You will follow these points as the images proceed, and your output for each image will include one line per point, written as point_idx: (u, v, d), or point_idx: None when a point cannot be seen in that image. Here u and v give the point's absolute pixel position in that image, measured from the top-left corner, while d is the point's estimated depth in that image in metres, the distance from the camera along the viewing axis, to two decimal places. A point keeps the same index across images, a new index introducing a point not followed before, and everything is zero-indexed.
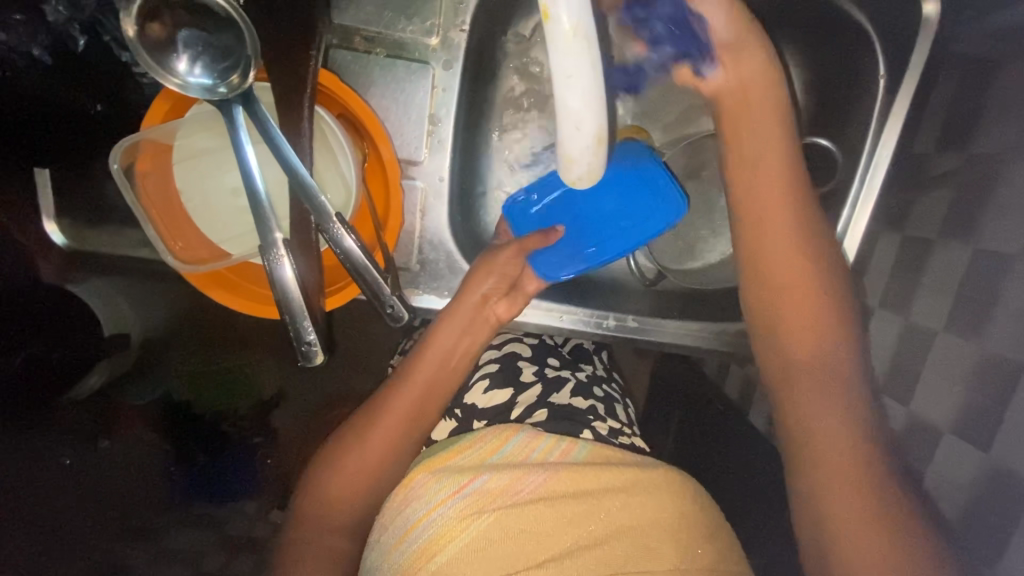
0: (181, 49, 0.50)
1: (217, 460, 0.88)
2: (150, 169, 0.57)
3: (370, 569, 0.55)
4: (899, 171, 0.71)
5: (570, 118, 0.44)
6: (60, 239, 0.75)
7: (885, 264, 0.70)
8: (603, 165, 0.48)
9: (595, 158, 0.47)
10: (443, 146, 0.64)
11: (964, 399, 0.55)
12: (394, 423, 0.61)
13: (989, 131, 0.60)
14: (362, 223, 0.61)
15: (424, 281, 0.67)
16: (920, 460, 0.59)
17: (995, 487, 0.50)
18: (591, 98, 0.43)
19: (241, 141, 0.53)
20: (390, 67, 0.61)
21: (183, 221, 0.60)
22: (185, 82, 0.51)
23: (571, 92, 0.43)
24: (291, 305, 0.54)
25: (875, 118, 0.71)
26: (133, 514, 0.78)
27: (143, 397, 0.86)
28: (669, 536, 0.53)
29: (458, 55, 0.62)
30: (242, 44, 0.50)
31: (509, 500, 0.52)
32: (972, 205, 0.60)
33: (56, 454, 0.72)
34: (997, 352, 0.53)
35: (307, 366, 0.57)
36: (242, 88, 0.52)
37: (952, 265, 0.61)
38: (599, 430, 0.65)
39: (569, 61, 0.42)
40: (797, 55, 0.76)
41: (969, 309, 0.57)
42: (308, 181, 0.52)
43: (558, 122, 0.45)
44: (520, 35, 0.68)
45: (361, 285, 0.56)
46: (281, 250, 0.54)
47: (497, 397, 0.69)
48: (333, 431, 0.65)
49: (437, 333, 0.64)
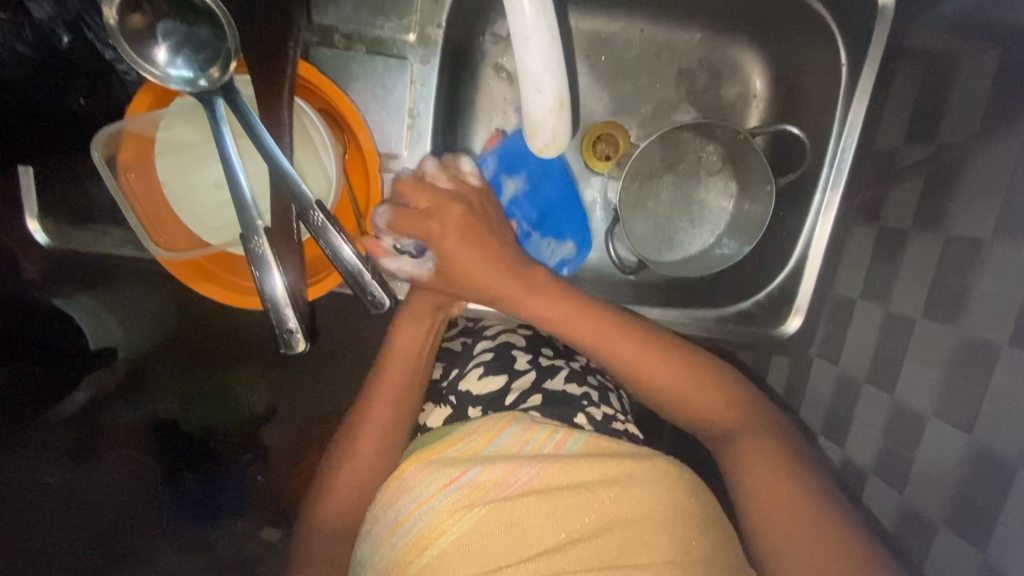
0: (161, 40, 0.52)
1: (206, 481, 0.87)
2: (133, 161, 0.59)
3: (362, 558, 0.55)
4: (867, 162, 0.73)
5: (533, 80, 0.55)
6: (43, 239, 0.74)
7: (863, 256, 0.72)
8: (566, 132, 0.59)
9: (556, 121, 0.58)
10: (422, 140, 0.65)
11: (944, 383, 0.56)
12: (376, 427, 0.62)
13: (952, 123, 0.63)
14: (343, 214, 0.62)
15: (407, 274, 0.69)
16: (907, 446, 0.59)
17: (980, 469, 0.51)
18: (549, 63, 0.54)
19: (221, 132, 0.55)
20: (369, 63, 0.63)
21: (166, 215, 0.61)
22: (165, 74, 0.53)
23: (531, 56, 0.54)
24: (273, 296, 0.55)
25: (841, 97, 0.72)
26: (114, 539, 0.79)
27: (131, 416, 0.84)
28: (663, 527, 0.51)
29: (436, 51, 0.63)
30: (219, 37, 0.53)
31: (503, 493, 0.51)
32: (942, 196, 0.62)
33: (40, 474, 0.74)
34: (974, 333, 0.54)
35: (289, 354, 0.58)
36: (221, 81, 0.54)
37: (925, 254, 0.63)
38: (594, 415, 0.65)
39: (528, 25, 0.52)
40: (763, 51, 0.79)
41: (944, 294, 0.59)
42: (289, 171, 0.54)
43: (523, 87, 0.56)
44: (497, 35, 0.70)
45: (344, 274, 0.56)
46: (262, 244, 0.55)
47: (493, 383, 0.68)
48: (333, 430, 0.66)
49: (396, 336, 0.65)
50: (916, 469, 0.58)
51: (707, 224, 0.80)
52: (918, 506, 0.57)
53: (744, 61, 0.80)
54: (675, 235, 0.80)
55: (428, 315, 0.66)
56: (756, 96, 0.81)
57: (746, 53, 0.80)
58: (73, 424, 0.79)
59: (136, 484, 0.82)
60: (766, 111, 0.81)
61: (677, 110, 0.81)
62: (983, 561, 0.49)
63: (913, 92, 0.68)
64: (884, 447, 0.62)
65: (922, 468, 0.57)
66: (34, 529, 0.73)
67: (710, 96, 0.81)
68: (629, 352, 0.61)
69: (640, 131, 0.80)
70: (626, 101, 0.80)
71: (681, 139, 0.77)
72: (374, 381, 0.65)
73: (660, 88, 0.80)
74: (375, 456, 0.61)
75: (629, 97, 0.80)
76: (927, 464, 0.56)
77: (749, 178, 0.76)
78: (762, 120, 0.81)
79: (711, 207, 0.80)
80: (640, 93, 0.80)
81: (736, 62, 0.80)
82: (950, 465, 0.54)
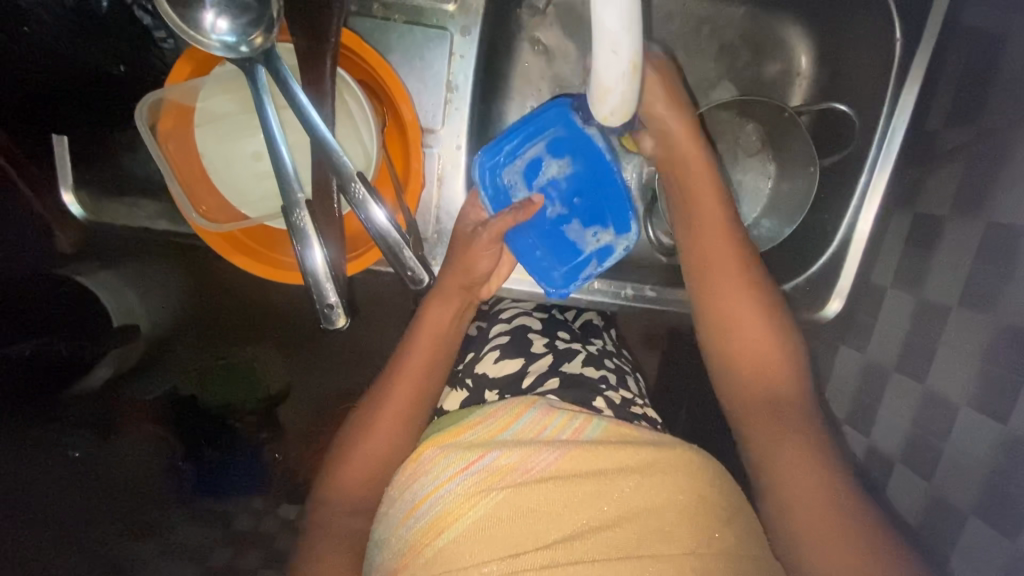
0: (208, 4, 0.51)
1: (224, 455, 0.87)
2: (172, 130, 0.58)
3: (379, 541, 0.55)
4: (911, 146, 0.71)
5: (608, 41, 0.46)
6: (77, 210, 0.73)
7: (897, 243, 0.70)
8: (636, 97, 0.51)
9: (628, 86, 0.49)
10: (461, 114, 0.64)
11: (980, 371, 0.55)
12: (399, 408, 0.61)
13: (999, 104, 0.60)
14: (383, 186, 0.61)
15: (442, 251, 0.69)
16: (937, 434, 0.58)
17: (1011, 459, 0.50)
18: (628, 21, 0.45)
19: (262, 101, 0.54)
20: (408, 33, 0.62)
21: (204, 186, 0.60)
22: (207, 39, 0.52)
23: (608, 11, 0.45)
24: (314, 270, 0.55)
25: (895, 73, 0.70)
26: (137, 513, 0.75)
27: (153, 389, 0.86)
28: (686, 518, 0.50)
29: (477, 21, 0.62)
30: (262, 3, 0.51)
31: (520, 477, 0.50)
32: (984, 180, 0.60)
33: (64, 445, 0.73)
34: (1012, 321, 0.53)
35: (329, 331, 0.57)
36: (264, 48, 0.53)
37: (964, 239, 0.61)
38: (612, 400, 0.65)
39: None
40: (808, 30, 0.77)
41: (983, 280, 0.57)
42: (331, 143, 0.53)
43: (596, 47, 0.47)
44: (534, 7, 0.68)
45: (383, 249, 0.55)
46: (305, 218, 0.55)
47: (509, 366, 0.68)
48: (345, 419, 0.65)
49: (426, 311, 0.65)
50: (945, 460, 0.56)
51: (745, 206, 0.79)
52: (946, 495, 0.56)
53: (788, 38, 0.78)
54: None
55: (457, 293, 0.65)
56: (800, 75, 0.79)
57: (792, 28, 0.77)
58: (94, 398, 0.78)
59: (156, 458, 0.81)
60: (809, 90, 0.79)
61: (716, 90, 0.79)
62: (1010, 552, 0.48)
63: (961, 72, 0.65)
64: (912, 436, 0.61)
65: (951, 457, 0.56)
66: (40, 503, 0.69)
67: (751, 74, 0.79)
68: (744, 304, 0.62)
69: None
70: None
71: (720, 118, 0.75)
72: (394, 367, 0.64)
73: (700, 66, 0.78)
74: (399, 437, 0.61)
75: (668, 75, 0.78)
76: (957, 454, 0.55)
77: (789, 158, 0.74)
78: (805, 98, 0.79)
79: (748, 187, 0.78)
80: (678, 69, 0.78)
81: (779, 40, 0.78)
82: (981, 455, 0.53)
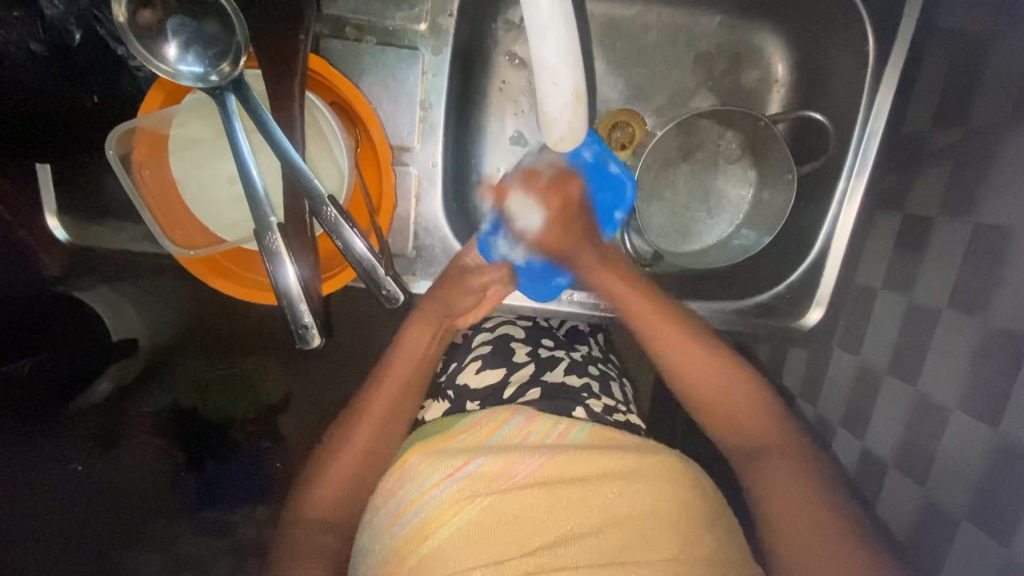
0: (171, 37, 0.53)
1: (224, 466, 0.85)
2: (147, 159, 0.60)
3: (363, 551, 0.53)
4: (891, 149, 0.71)
5: (549, 73, 0.55)
6: (61, 234, 0.76)
7: (886, 244, 0.70)
8: (583, 123, 0.58)
9: (573, 114, 0.58)
10: (435, 132, 0.66)
11: (972, 376, 0.54)
12: (371, 427, 0.61)
13: (986, 104, 0.60)
14: (356, 209, 0.63)
15: (420, 268, 0.70)
16: (930, 439, 0.57)
17: (1005, 464, 0.49)
18: (565, 56, 0.55)
19: (234, 128, 0.56)
20: (381, 55, 0.63)
21: (181, 212, 0.62)
22: (176, 70, 0.53)
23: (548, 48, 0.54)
24: (288, 291, 0.56)
25: (867, 83, 0.71)
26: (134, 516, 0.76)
27: (155, 405, 0.84)
28: (666, 525, 0.49)
29: (447, 41, 0.64)
30: (229, 32, 0.53)
31: (506, 484, 0.49)
32: (972, 180, 0.60)
33: (68, 462, 0.73)
34: (1001, 325, 0.52)
35: (305, 350, 0.59)
36: (232, 76, 0.54)
37: (952, 242, 0.61)
38: (593, 407, 0.63)
39: (546, 18, 0.53)
40: (783, 36, 0.77)
41: (972, 283, 0.57)
42: (300, 166, 0.54)
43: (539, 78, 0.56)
44: (509, 22, 0.70)
45: (356, 269, 0.57)
46: (277, 242, 0.56)
47: (490, 376, 0.67)
48: (325, 432, 0.65)
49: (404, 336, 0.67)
50: (937, 463, 0.56)
51: (725, 215, 0.80)
52: (938, 499, 0.55)
53: (766, 46, 0.78)
54: (693, 226, 0.80)
55: (435, 317, 0.67)
56: (777, 82, 0.79)
57: (768, 36, 0.78)
58: (95, 413, 0.78)
59: (163, 470, 0.81)
60: (788, 97, 0.79)
61: (697, 96, 0.79)
62: (1004, 559, 0.47)
63: (943, 73, 0.65)
64: (904, 440, 0.60)
65: (943, 461, 0.55)
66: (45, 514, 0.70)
67: (729, 82, 0.79)
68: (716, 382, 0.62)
69: (656, 120, 0.79)
70: (642, 87, 0.78)
71: (698, 125, 0.75)
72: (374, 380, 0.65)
73: (678, 76, 0.78)
74: (373, 455, 0.60)
75: (646, 85, 0.78)
76: (949, 458, 0.54)
77: (768, 166, 0.75)
78: (783, 104, 0.79)
79: (730, 197, 0.79)
80: (656, 79, 0.78)
81: (756, 47, 0.78)
82: (973, 459, 0.52)
